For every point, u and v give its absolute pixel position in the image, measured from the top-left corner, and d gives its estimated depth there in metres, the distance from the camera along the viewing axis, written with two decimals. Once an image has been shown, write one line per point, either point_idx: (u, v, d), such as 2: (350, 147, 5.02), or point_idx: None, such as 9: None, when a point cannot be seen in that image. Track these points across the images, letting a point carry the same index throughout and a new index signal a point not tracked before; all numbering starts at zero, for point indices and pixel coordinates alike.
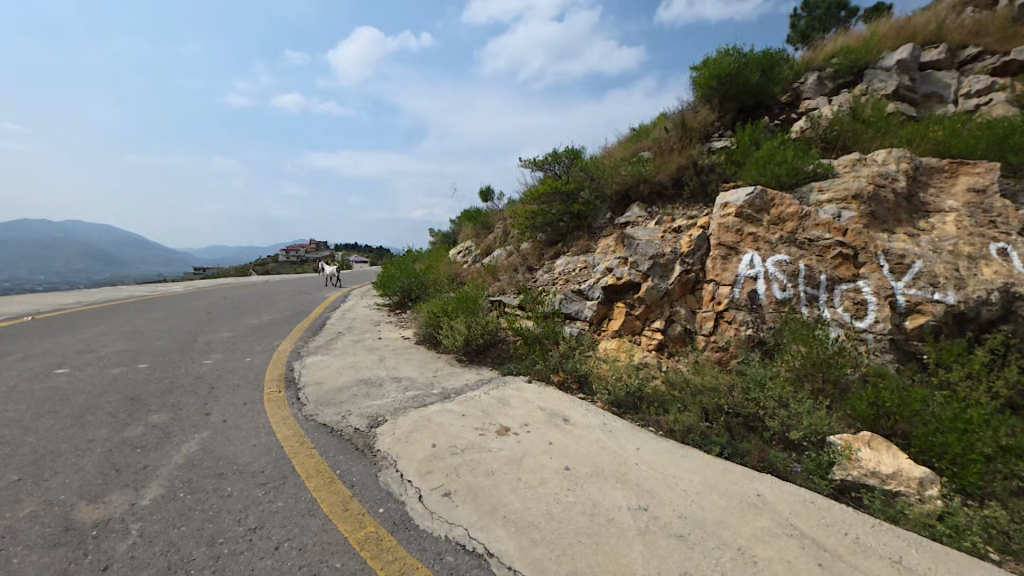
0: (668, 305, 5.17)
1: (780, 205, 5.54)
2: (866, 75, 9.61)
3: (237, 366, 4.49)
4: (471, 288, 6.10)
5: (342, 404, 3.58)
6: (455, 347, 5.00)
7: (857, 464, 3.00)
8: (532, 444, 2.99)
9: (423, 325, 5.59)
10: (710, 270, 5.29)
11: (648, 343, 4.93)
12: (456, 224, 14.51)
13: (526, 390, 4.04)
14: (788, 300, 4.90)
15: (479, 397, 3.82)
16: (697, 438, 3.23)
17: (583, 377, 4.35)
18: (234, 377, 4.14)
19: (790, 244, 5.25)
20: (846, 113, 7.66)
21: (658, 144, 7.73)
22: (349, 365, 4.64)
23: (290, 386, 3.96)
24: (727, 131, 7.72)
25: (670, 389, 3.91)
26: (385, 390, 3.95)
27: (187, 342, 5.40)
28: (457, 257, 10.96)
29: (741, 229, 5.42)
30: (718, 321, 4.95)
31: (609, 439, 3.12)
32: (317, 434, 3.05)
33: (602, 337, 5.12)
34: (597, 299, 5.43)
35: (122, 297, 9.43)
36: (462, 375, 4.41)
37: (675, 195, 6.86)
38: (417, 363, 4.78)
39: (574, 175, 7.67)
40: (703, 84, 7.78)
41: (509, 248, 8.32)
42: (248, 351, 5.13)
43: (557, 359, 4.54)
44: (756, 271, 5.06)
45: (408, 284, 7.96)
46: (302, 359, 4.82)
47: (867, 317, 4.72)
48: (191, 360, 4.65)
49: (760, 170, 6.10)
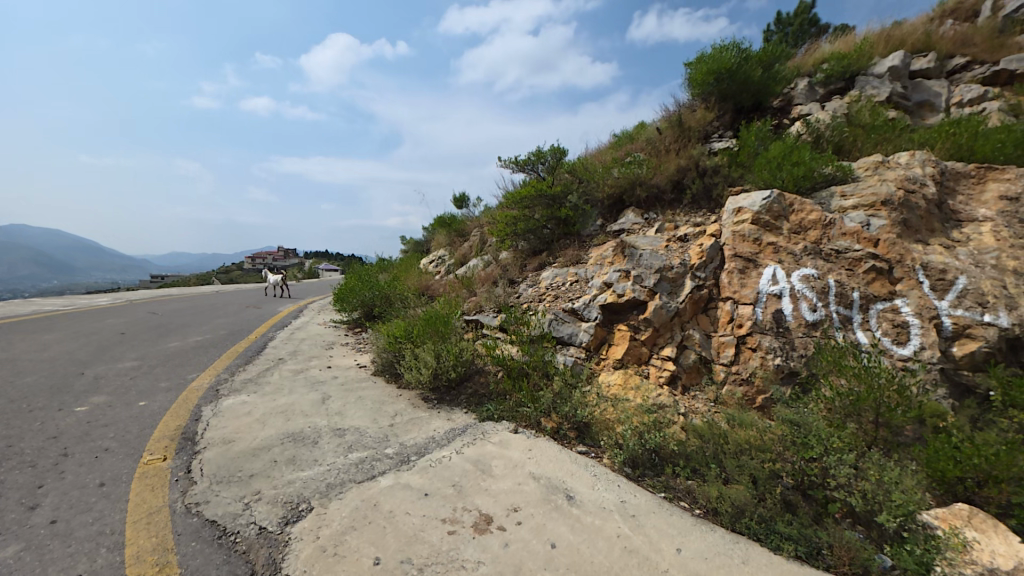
0: (678, 327, 4.29)
1: (800, 211, 4.82)
2: (858, 81, 9.24)
3: (121, 416, 3.31)
4: (442, 305, 5.11)
5: (249, 480, 2.49)
6: (419, 382, 3.98)
7: (971, 558, 2.16)
8: (526, 552, 2.00)
9: (382, 352, 4.53)
10: (726, 286, 4.45)
11: (658, 377, 4.00)
12: (428, 231, 13.45)
13: (512, 445, 3.06)
14: (820, 323, 4.11)
15: (448, 460, 2.80)
16: (754, 526, 2.32)
17: (583, 423, 3.42)
18: (106, 435, 2.98)
19: (816, 256, 4.50)
20: (847, 117, 7.16)
21: (653, 144, 7.00)
22: (277, 410, 3.53)
23: (183, 450, 2.84)
24: (727, 131, 7.06)
25: (698, 442, 3.03)
26: (321, 451, 2.88)
27: (68, 377, 4.14)
28: (429, 267, 9.93)
29: (760, 238, 4.63)
30: (739, 348, 4.11)
31: (635, 534, 2.17)
32: (195, 545, 1.98)
33: (601, 368, 4.16)
34: (594, 320, 4.47)
35: (21, 312, 7.83)
36: (427, 424, 3.39)
37: (674, 200, 6.10)
38: (371, 405, 3.73)
39: (561, 177, 6.83)
40: (699, 80, 7.11)
41: (486, 258, 7.35)
42: (146, 390, 3.92)
43: (551, 400, 3.58)
44: (780, 287, 4.27)
45: (370, 299, 6.91)
46: (216, 402, 3.66)
47: (910, 343, 4.01)
48: (58, 407, 3.44)
49: (773, 171, 5.39)
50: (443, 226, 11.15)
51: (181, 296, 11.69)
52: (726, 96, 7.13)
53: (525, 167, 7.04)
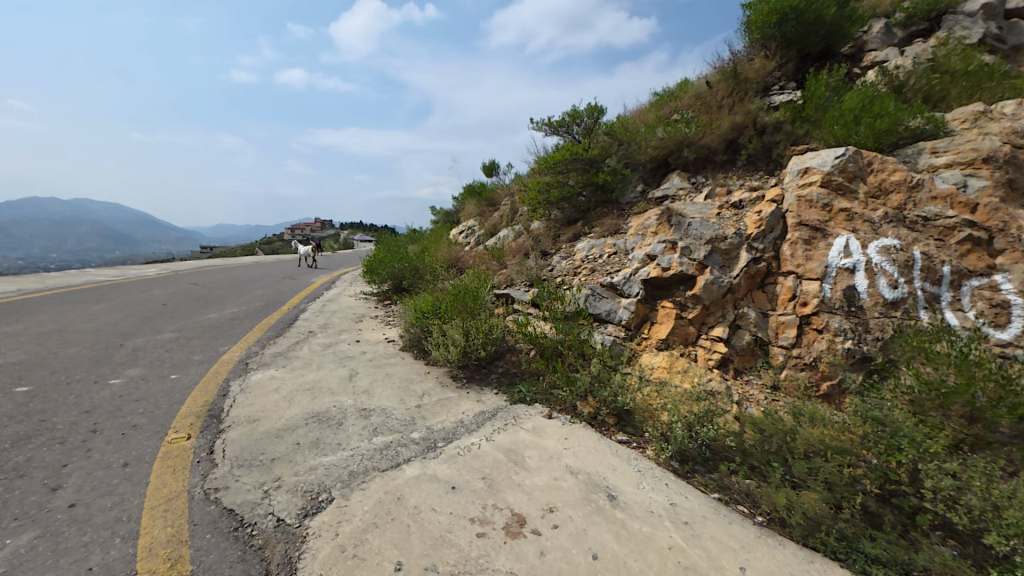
0: (731, 305, 3.87)
1: (880, 172, 4.18)
2: (947, 20, 7.98)
3: (153, 391, 3.29)
4: (471, 278, 4.85)
5: (271, 464, 2.37)
6: (448, 360, 3.79)
7: None
8: (565, 564, 1.77)
9: (410, 328, 4.36)
10: (788, 259, 3.94)
11: (708, 359, 3.63)
12: (458, 201, 13.16)
13: (547, 433, 2.82)
14: (901, 301, 3.58)
15: (477, 449, 2.59)
16: (832, 543, 2.02)
17: (623, 409, 3.14)
18: (136, 410, 2.96)
19: (899, 224, 3.89)
20: (935, 62, 6.17)
21: (703, 100, 6.31)
22: (304, 387, 3.43)
23: (207, 428, 2.76)
24: (789, 82, 6.24)
25: (757, 436, 2.70)
26: (345, 433, 2.74)
27: (107, 348, 4.20)
28: (459, 238, 9.70)
29: (831, 203, 4.05)
30: (802, 329, 3.65)
31: (689, 546, 1.90)
32: (211, 538, 1.86)
33: (643, 348, 3.81)
34: (635, 295, 4.09)
35: (75, 283, 8.18)
36: (457, 406, 3.20)
37: (727, 161, 5.50)
38: (399, 383, 3.57)
39: (599, 139, 6.30)
40: (760, 23, 6.26)
41: (517, 228, 7.01)
42: (179, 362, 3.92)
43: (589, 383, 3.30)
44: (854, 261, 3.73)
45: (399, 271, 6.76)
46: (245, 377, 3.61)
47: (1012, 326, 3.43)
48: (94, 379, 3.46)
49: (847, 126, 4.69)
50: (473, 196, 10.79)
51: (221, 266, 12.00)
52: (790, 42, 6.27)
53: (560, 128, 6.53)
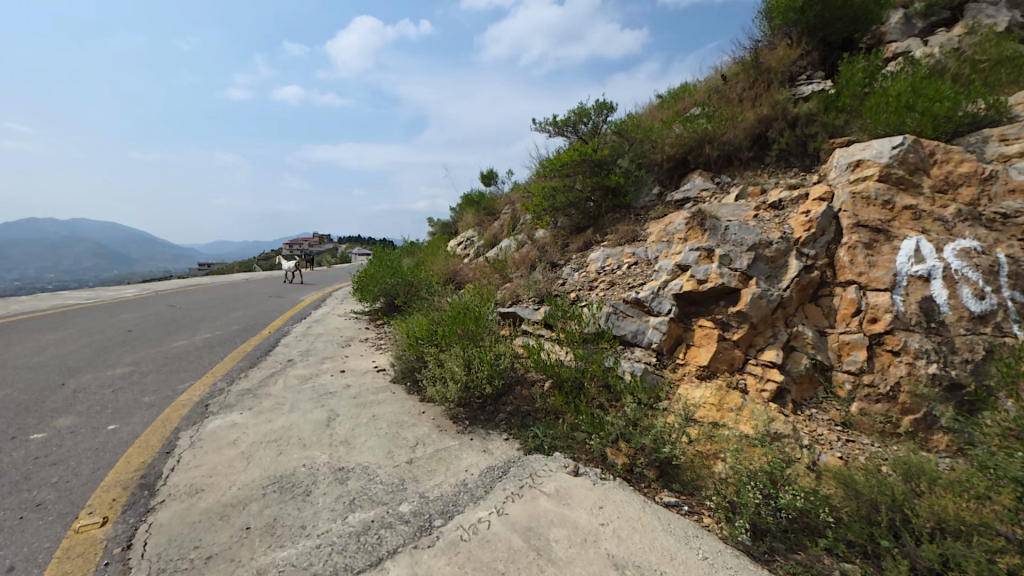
0: (782, 323, 3.26)
1: (944, 163, 3.61)
2: (968, 9, 7.52)
3: (79, 449, 2.64)
4: (472, 295, 4.23)
5: (203, 570, 1.71)
6: (446, 398, 3.14)
7: None
8: None
9: (401, 356, 3.73)
10: (847, 266, 3.33)
11: (761, 391, 3.00)
12: (456, 211, 12.58)
13: (575, 500, 2.18)
14: (990, 315, 2.96)
15: (487, 529, 1.95)
16: None
17: (667, 461, 2.50)
18: (47, 481, 2.31)
19: (975, 222, 3.29)
20: (973, 49, 5.65)
21: (722, 94, 5.77)
22: (270, 438, 2.78)
23: (132, 508, 2.10)
24: (817, 72, 5.71)
25: (849, 500, 2.09)
26: (313, 508, 2.09)
27: (44, 390, 3.54)
28: (457, 249, 9.11)
29: (891, 199, 3.46)
30: (873, 351, 3.03)
31: None
32: None
33: (681, 378, 3.18)
34: (666, 314, 3.48)
35: (40, 307, 7.50)
36: (458, 461, 2.56)
37: (754, 158, 4.93)
38: (387, 429, 2.92)
39: (608, 139, 5.74)
40: (783, 7, 5.73)
41: (520, 238, 6.41)
42: (125, 407, 3.26)
43: (622, 426, 2.68)
44: (929, 267, 3.13)
45: (391, 288, 6.15)
46: (199, 425, 2.96)
47: None
48: (12, 434, 2.81)
49: (896, 113, 4.12)
50: (472, 205, 10.21)
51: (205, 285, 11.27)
52: (815, 28, 5.75)
53: (565, 128, 5.98)
